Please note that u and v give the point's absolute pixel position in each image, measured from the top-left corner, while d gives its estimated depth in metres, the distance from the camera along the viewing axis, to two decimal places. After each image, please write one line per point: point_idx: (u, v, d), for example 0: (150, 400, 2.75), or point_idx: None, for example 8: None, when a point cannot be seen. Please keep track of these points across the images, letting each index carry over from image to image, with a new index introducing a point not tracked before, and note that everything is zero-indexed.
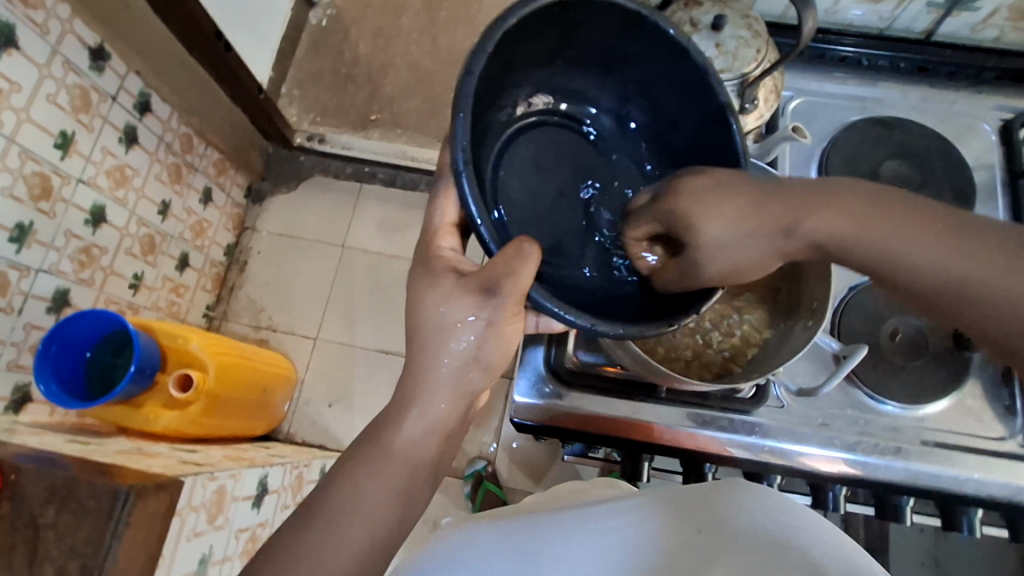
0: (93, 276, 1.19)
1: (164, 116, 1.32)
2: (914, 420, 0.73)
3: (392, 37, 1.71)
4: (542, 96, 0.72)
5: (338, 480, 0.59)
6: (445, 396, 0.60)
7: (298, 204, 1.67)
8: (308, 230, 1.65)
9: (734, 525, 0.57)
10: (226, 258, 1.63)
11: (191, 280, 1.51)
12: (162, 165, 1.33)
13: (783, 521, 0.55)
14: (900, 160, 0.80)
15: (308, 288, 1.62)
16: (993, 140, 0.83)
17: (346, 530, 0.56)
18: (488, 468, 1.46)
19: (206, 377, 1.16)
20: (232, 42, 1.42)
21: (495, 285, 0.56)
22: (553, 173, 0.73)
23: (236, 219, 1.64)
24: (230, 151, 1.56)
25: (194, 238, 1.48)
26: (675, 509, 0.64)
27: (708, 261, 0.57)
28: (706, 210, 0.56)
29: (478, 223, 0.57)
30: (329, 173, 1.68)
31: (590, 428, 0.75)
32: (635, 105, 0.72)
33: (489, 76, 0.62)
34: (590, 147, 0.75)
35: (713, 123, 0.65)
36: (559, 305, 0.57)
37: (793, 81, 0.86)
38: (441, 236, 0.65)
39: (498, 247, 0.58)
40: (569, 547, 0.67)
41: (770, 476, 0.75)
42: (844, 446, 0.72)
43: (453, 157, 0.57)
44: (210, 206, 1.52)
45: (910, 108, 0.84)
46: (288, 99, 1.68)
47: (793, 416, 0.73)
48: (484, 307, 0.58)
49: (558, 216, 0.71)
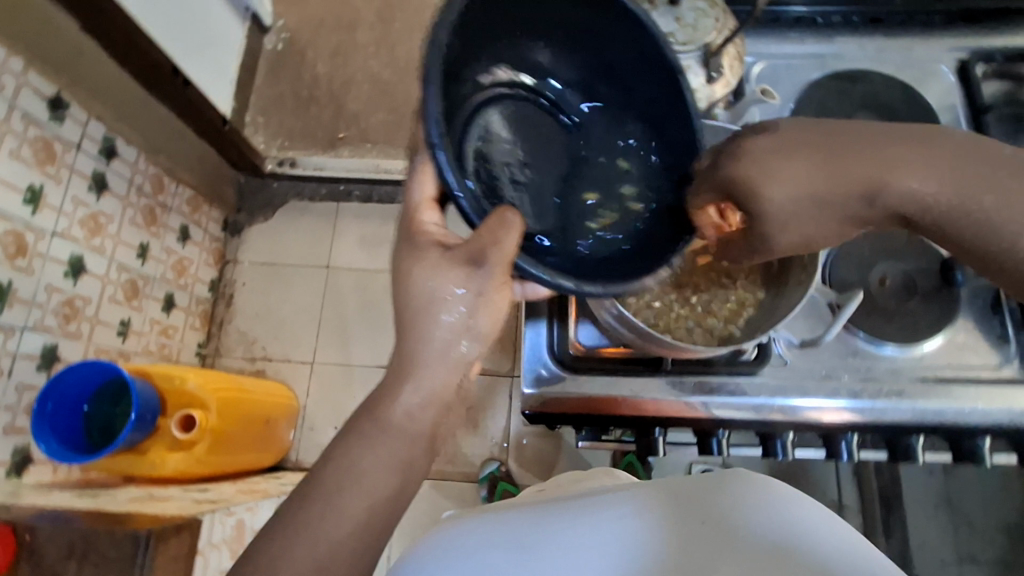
0: (79, 329, 1.17)
1: (131, 158, 1.30)
2: (915, 359, 0.74)
3: (349, 53, 1.70)
4: (505, 67, 0.70)
5: (333, 459, 0.58)
6: (439, 369, 0.61)
7: (277, 231, 1.66)
8: (291, 256, 1.64)
9: (740, 522, 0.55)
10: (212, 294, 1.62)
11: (179, 320, 1.49)
12: (135, 209, 1.32)
13: (793, 517, 0.54)
14: (867, 111, 0.82)
15: (298, 313, 1.61)
16: (952, 81, 0.84)
17: (343, 504, 0.56)
18: (502, 468, 1.46)
19: (209, 415, 1.15)
20: (190, 76, 1.41)
21: (482, 258, 0.58)
22: (531, 147, 0.72)
23: (216, 253, 1.63)
24: (202, 187, 1.54)
25: (177, 278, 1.47)
26: (672, 501, 0.60)
27: (778, 233, 0.58)
28: (780, 178, 0.56)
29: (457, 196, 0.57)
30: (305, 196, 1.67)
31: (600, 409, 0.76)
32: (597, 71, 0.73)
33: (456, 49, 0.61)
34: (555, 116, 0.74)
35: (671, 87, 0.68)
36: (550, 273, 0.59)
37: (753, 47, 0.87)
38: (424, 211, 0.64)
39: (480, 220, 0.59)
40: (574, 539, 0.62)
41: (781, 434, 0.76)
42: (849, 395, 0.73)
43: (428, 134, 0.56)
44: (188, 244, 1.50)
45: (869, 60, 0.86)
46: (253, 128, 1.67)
47: (797, 372, 0.74)
48: (473, 279, 0.60)
49: (531, 189, 0.70)
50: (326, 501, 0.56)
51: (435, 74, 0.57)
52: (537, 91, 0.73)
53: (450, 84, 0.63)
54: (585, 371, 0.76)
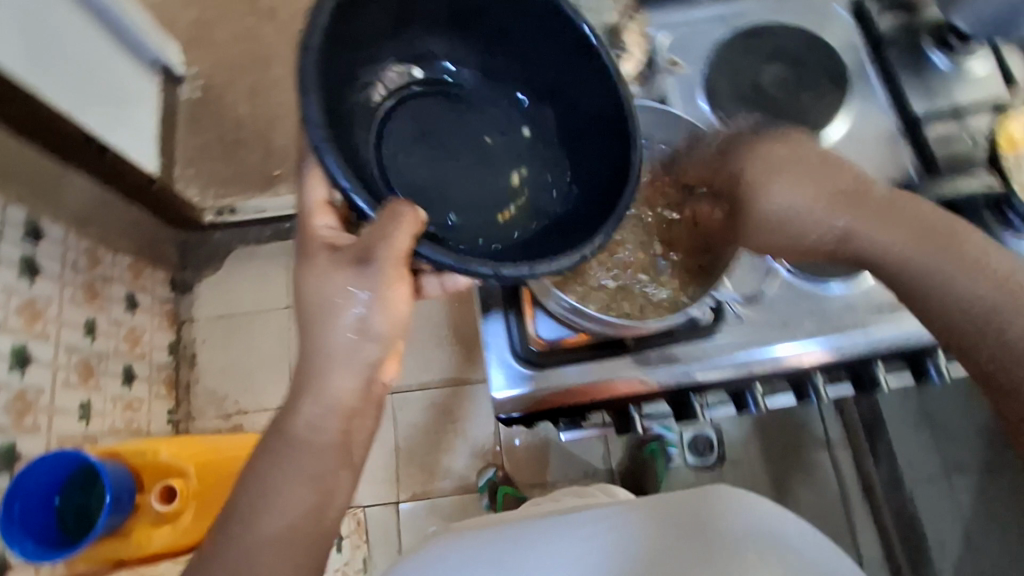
0: (36, 421, 1.12)
1: (59, 237, 1.25)
2: (862, 294, 0.76)
3: (268, 90, 1.66)
4: (400, 65, 0.79)
5: (250, 481, 0.63)
6: (344, 371, 0.66)
7: (229, 281, 1.62)
8: (246, 304, 1.60)
9: (724, 529, 0.74)
10: (172, 358, 1.56)
11: (142, 392, 1.44)
12: (73, 288, 1.26)
13: (765, 524, 0.73)
14: (779, 65, 0.85)
15: (264, 360, 1.57)
16: (849, 20, 0.87)
17: (262, 526, 0.61)
18: (499, 473, 1.45)
19: (188, 482, 1.12)
20: (108, 142, 1.36)
21: (368, 256, 0.64)
22: (443, 149, 0.79)
23: (169, 316, 1.58)
24: (140, 251, 1.49)
25: (132, 349, 1.42)
26: (658, 512, 0.78)
27: (767, 228, 0.66)
28: (775, 183, 0.64)
29: (348, 192, 0.62)
30: (249, 241, 1.63)
31: (573, 399, 0.77)
32: (495, 55, 0.78)
33: (332, 54, 0.66)
34: (461, 103, 0.81)
35: (567, 55, 0.71)
36: (453, 257, 0.62)
37: (658, 19, 0.87)
38: (316, 215, 0.71)
39: (374, 213, 0.63)
40: (561, 544, 0.79)
41: (751, 390, 0.78)
42: (806, 338, 0.75)
43: (310, 137, 0.61)
44: (137, 313, 1.45)
45: (769, 13, 0.88)
46: (183, 182, 1.62)
47: (756, 326, 0.76)
48: (361, 277, 0.65)
49: (442, 174, 0.78)
50: (243, 521, 0.62)
51: (311, 82, 0.61)
52: (452, 88, 0.81)
53: (350, 88, 0.71)
54: (556, 362, 0.77)
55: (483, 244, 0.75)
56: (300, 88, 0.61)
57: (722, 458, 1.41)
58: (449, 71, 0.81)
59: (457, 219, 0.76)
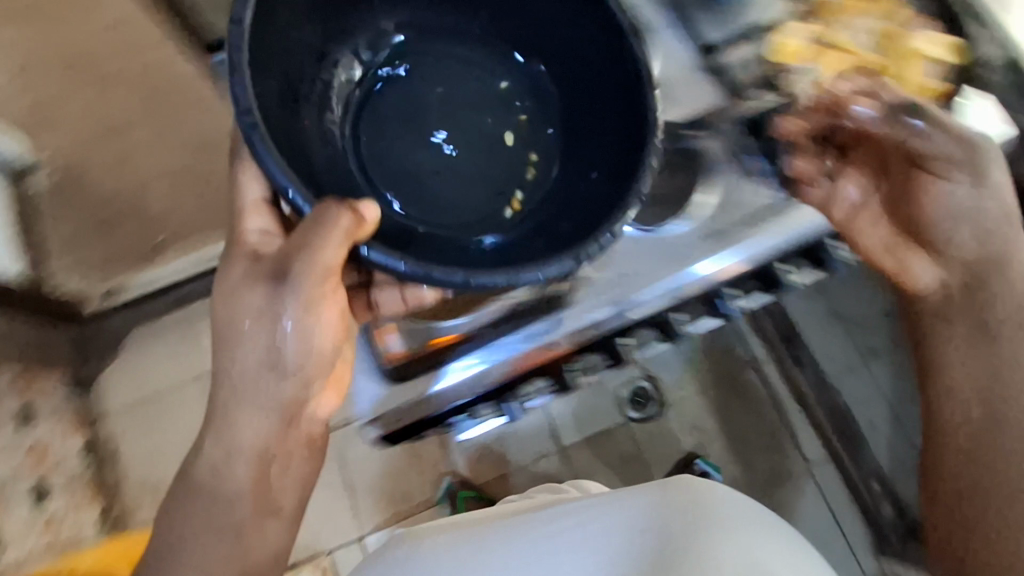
0: None
1: None
2: (701, 221, 0.76)
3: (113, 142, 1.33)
4: (344, 56, 0.76)
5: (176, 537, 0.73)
6: (248, 409, 0.70)
7: (135, 362, 1.53)
8: (155, 383, 1.52)
9: (713, 510, 0.77)
10: (89, 459, 1.44)
11: (61, 508, 1.35)
12: None
13: (739, 508, 0.78)
14: None
15: (196, 435, 1.50)
16: None
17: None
18: (455, 482, 1.47)
19: None
20: None
21: (284, 273, 0.64)
22: (455, 111, 0.77)
23: (78, 417, 1.46)
24: (28, 359, 1.38)
25: (37, 468, 1.32)
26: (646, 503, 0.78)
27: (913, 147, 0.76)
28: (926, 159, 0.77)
29: (288, 190, 0.56)
30: (149, 319, 1.56)
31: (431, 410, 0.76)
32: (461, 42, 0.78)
33: (258, 47, 0.60)
34: (418, 91, 0.78)
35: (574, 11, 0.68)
36: (406, 260, 0.56)
37: None
38: (249, 217, 0.70)
39: (310, 207, 0.58)
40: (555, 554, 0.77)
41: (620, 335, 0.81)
42: (667, 281, 0.75)
43: (246, 134, 0.55)
44: (36, 425, 1.35)
45: None
46: None
47: (605, 286, 0.74)
48: (278, 299, 0.66)
49: (409, 165, 0.76)
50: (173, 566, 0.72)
51: (241, 68, 0.56)
52: (423, 65, 0.79)
53: (281, 97, 0.64)
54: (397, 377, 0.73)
55: (449, 238, 0.72)
56: (231, 68, 0.56)
57: (662, 405, 1.56)
58: (388, 71, 0.79)
59: (438, 194, 0.75)
